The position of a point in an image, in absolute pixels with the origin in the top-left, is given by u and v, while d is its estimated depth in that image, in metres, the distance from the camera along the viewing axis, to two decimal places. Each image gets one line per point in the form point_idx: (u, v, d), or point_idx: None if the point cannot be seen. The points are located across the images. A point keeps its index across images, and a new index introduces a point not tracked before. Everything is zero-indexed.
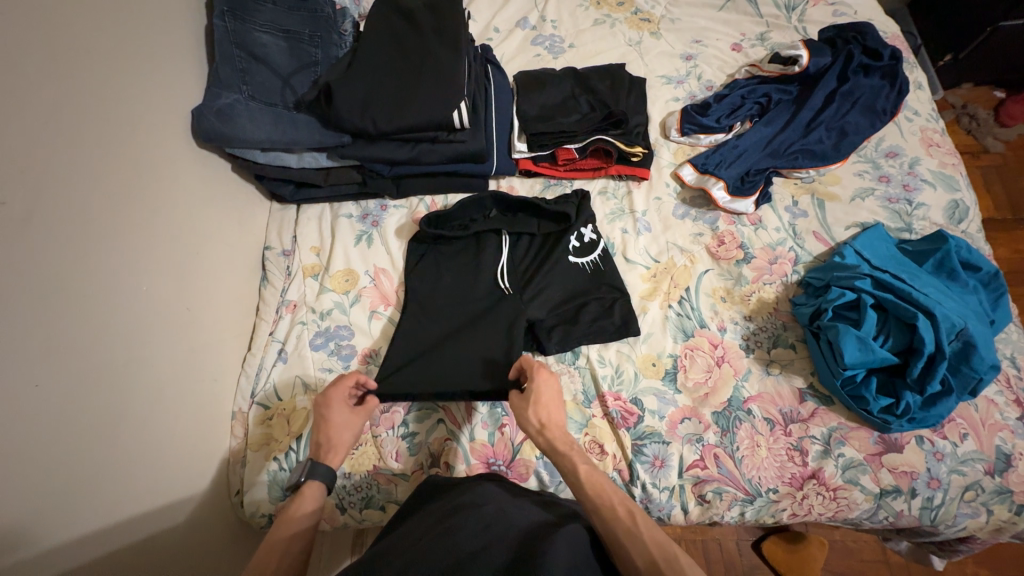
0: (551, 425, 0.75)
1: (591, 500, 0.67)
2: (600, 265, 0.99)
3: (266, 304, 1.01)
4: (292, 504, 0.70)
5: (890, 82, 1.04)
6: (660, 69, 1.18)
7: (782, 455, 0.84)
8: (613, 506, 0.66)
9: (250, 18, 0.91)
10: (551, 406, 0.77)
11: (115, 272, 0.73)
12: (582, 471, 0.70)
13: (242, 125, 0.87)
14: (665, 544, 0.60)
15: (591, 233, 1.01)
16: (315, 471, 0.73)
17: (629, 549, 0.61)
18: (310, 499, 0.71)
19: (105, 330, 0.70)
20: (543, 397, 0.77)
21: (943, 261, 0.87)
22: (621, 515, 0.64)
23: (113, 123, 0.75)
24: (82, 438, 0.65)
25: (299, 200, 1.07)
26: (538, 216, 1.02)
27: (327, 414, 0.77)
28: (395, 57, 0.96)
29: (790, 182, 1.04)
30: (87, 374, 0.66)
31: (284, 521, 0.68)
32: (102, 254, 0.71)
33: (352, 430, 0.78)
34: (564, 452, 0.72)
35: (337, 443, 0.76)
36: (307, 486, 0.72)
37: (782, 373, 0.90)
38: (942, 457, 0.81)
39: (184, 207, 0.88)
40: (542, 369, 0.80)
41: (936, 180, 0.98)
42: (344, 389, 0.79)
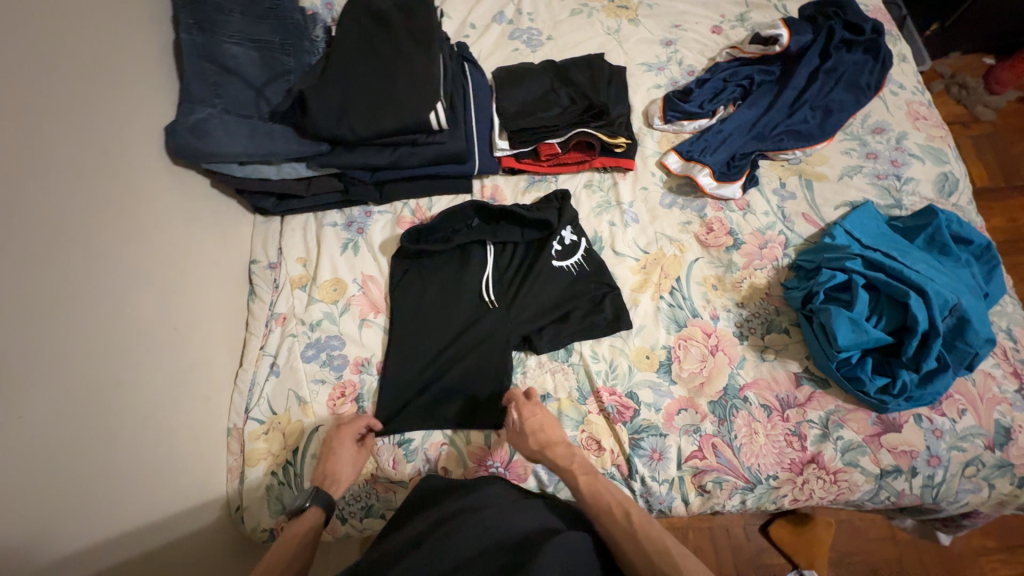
0: (548, 444, 0.80)
1: (591, 502, 0.74)
2: (585, 264, 0.98)
3: (255, 319, 1.00)
4: (293, 526, 0.73)
5: (874, 57, 1.02)
6: (640, 56, 1.16)
7: (780, 441, 0.84)
8: (610, 507, 0.72)
9: (218, 30, 0.88)
10: (547, 428, 0.81)
11: (99, 294, 0.72)
12: (582, 483, 0.76)
13: (218, 140, 0.85)
14: (655, 536, 0.65)
15: (571, 235, 1.00)
16: (316, 498, 0.75)
17: (627, 546, 0.66)
18: (307, 525, 0.73)
19: (93, 354, 0.69)
20: (536, 423, 0.82)
21: (934, 236, 0.86)
22: (617, 514, 0.70)
23: (84, 143, 0.73)
24: (73, 467, 0.64)
25: (283, 212, 1.06)
26: (522, 225, 1.00)
27: (335, 449, 0.82)
28: (368, 61, 0.94)
29: (776, 164, 1.02)
30: (74, 401, 0.65)
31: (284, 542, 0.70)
32: (82, 278, 0.70)
33: (353, 469, 0.83)
34: (567, 465, 0.78)
35: (340, 475, 0.81)
36: (307, 511, 0.75)
37: (777, 358, 0.89)
38: (941, 434, 0.80)
39: (164, 226, 0.87)
40: (527, 402, 0.84)
41: (924, 154, 0.97)
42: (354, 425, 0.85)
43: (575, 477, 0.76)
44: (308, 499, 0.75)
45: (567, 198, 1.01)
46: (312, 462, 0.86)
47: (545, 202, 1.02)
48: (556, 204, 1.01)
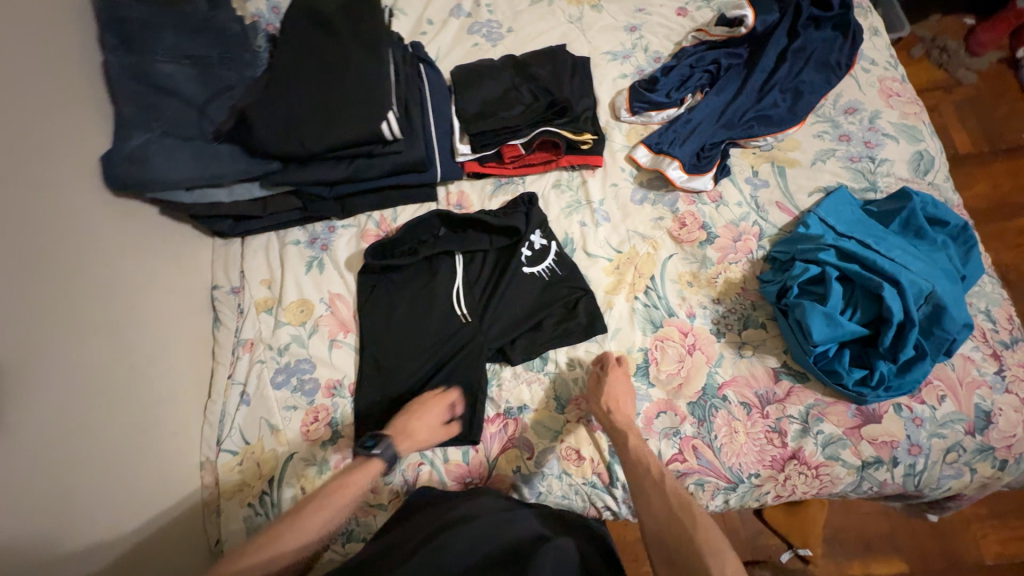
0: (615, 410, 0.81)
1: (631, 459, 0.76)
2: (557, 269, 0.95)
3: (221, 347, 0.96)
4: (357, 468, 0.76)
5: (843, 33, 0.98)
6: (604, 45, 1.11)
7: (761, 439, 0.83)
8: (648, 468, 0.74)
9: (149, 49, 0.83)
10: (623, 401, 0.82)
11: (44, 342, 0.69)
12: (630, 444, 0.77)
13: (158, 167, 0.81)
14: (684, 499, 0.69)
15: (541, 239, 0.97)
16: (385, 451, 0.77)
17: (653, 498, 0.70)
18: (368, 474, 0.76)
19: (41, 406, 0.66)
20: (614, 390, 0.83)
21: (909, 220, 0.84)
22: (655, 473, 0.73)
23: (11, 184, 0.69)
24: (26, 528, 0.61)
25: (240, 233, 1.02)
26: (489, 233, 0.98)
27: (422, 411, 0.83)
28: (313, 70, 0.89)
29: (748, 152, 0.98)
30: (23, 458, 0.62)
31: (348, 484, 0.74)
32: (23, 328, 0.66)
33: (431, 436, 0.82)
34: (625, 430, 0.79)
35: (416, 433, 0.81)
36: (373, 459, 0.77)
37: (755, 354, 0.87)
38: (921, 422, 0.79)
39: (113, 260, 0.84)
40: (618, 369, 0.85)
41: (898, 132, 0.93)
42: (446, 394, 0.85)
43: (625, 435, 0.78)
44: (379, 448, 0.77)
45: (534, 201, 0.99)
46: (289, 492, 0.84)
47: (511, 207, 0.99)
48: (523, 208, 0.98)
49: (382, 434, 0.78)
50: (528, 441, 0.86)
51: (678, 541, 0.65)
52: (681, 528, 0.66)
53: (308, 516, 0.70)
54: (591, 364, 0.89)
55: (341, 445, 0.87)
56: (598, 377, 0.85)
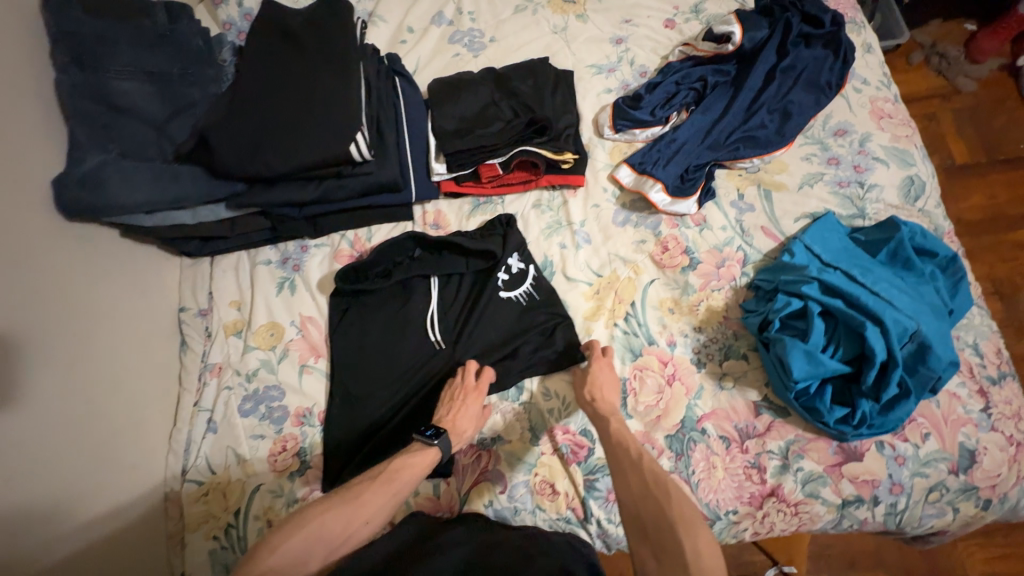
0: (599, 398, 0.79)
1: (612, 442, 0.72)
2: (534, 293, 0.92)
3: (187, 372, 0.94)
4: (416, 451, 0.73)
5: (834, 51, 0.95)
6: (589, 57, 1.07)
7: (739, 474, 0.80)
8: (628, 449, 0.70)
9: (103, 64, 0.79)
10: (607, 389, 0.80)
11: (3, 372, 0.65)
12: (610, 428, 0.74)
13: (113, 191, 0.77)
14: (659, 476, 0.65)
15: (518, 262, 0.94)
16: (443, 441, 0.74)
17: (630, 476, 0.67)
18: (429, 460, 0.72)
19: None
20: (601, 377, 0.81)
21: (897, 251, 0.81)
22: (632, 453, 0.69)
23: None
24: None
25: (209, 253, 0.99)
26: (466, 255, 0.95)
27: (464, 402, 0.81)
28: (279, 89, 0.86)
29: (734, 174, 0.95)
30: None
31: (411, 466, 0.71)
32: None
33: (475, 427, 0.81)
34: (607, 416, 0.76)
35: (461, 428, 0.79)
36: (432, 447, 0.73)
37: (735, 386, 0.85)
38: (903, 460, 0.77)
39: (74, 282, 0.80)
40: (604, 359, 0.84)
41: (889, 156, 0.90)
42: (484, 386, 0.83)
43: (606, 422, 0.75)
44: (437, 437, 0.74)
45: (512, 221, 0.95)
46: (255, 525, 0.82)
47: (488, 229, 0.96)
48: (500, 229, 0.95)
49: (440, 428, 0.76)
50: (501, 474, 0.83)
51: (654, 518, 0.61)
52: (655, 504, 0.62)
53: (369, 498, 0.66)
54: (580, 348, 0.88)
55: (309, 476, 0.85)
56: (586, 368, 0.84)
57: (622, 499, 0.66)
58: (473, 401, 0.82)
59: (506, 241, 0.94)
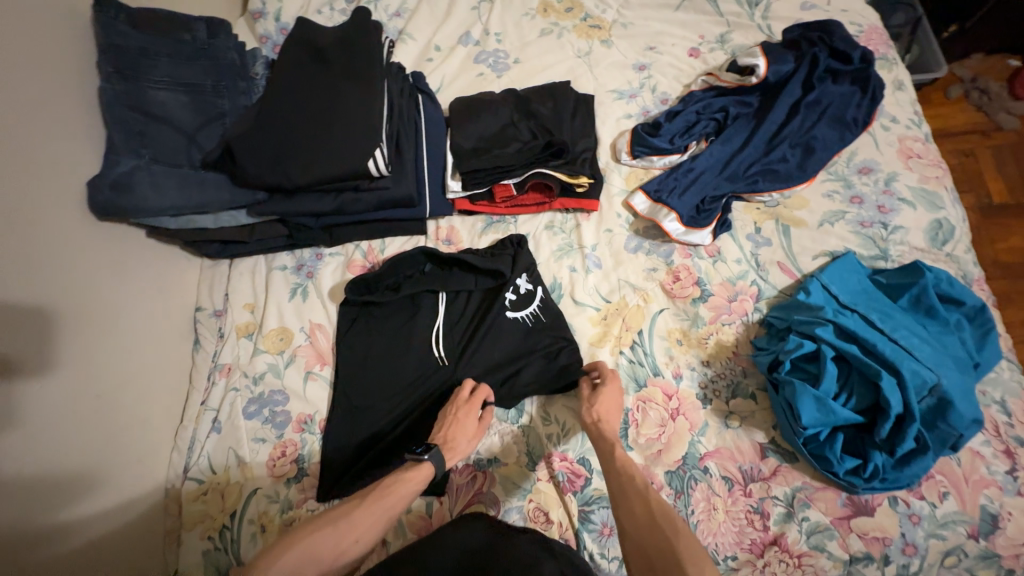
0: (604, 419, 0.77)
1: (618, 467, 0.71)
2: (541, 314, 0.92)
3: (197, 371, 0.96)
4: (409, 469, 0.74)
5: (862, 88, 0.93)
6: (610, 82, 1.08)
7: (740, 519, 0.77)
8: (634, 478, 0.69)
9: (143, 75, 0.85)
10: (613, 413, 0.78)
11: (26, 359, 0.69)
12: (616, 452, 0.73)
13: (142, 195, 0.81)
14: (669, 512, 0.63)
15: (527, 283, 0.93)
16: (434, 456, 0.74)
17: (635, 505, 0.65)
18: (422, 476, 0.73)
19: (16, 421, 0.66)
20: (606, 400, 0.79)
21: (919, 297, 0.77)
22: (639, 483, 0.68)
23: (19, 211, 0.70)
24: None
25: (228, 255, 1.02)
26: (475, 273, 0.95)
27: (458, 416, 0.81)
28: (305, 103, 0.89)
29: (751, 207, 0.93)
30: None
31: (404, 482, 0.71)
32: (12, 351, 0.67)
33: (472, 438, 0.80)
34: (612, 440, 0.75)
35: (456, 442, 0.78)
36: (423, 463, 0.74)
37: (741, 426, 0.82)
38: (918, 520, 0.73)
39: (100, 279, 0.83)
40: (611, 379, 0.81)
41: (916, 198, 0.87)
42: (478, 399, 0.82)
43: (611, 446, 0.74)
44: (427, 453, 0.74)
45: (523, 243, 0.96)
46: (248, 528, 0.83)
47: (499, 248, 0.96)
48: (512, 249, 0.96)
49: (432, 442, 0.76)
50: (495, 496, 0.82)
51: (660, 552, 0.59)
52: (662, 539, 0.60)
53: (358, 518, 0.67)
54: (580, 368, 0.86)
55: (305, 484, 0.86)
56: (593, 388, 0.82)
57: (625, 528, 0.65)
58: (468, 415, 0.81)
59: (516, 261, 0.94)
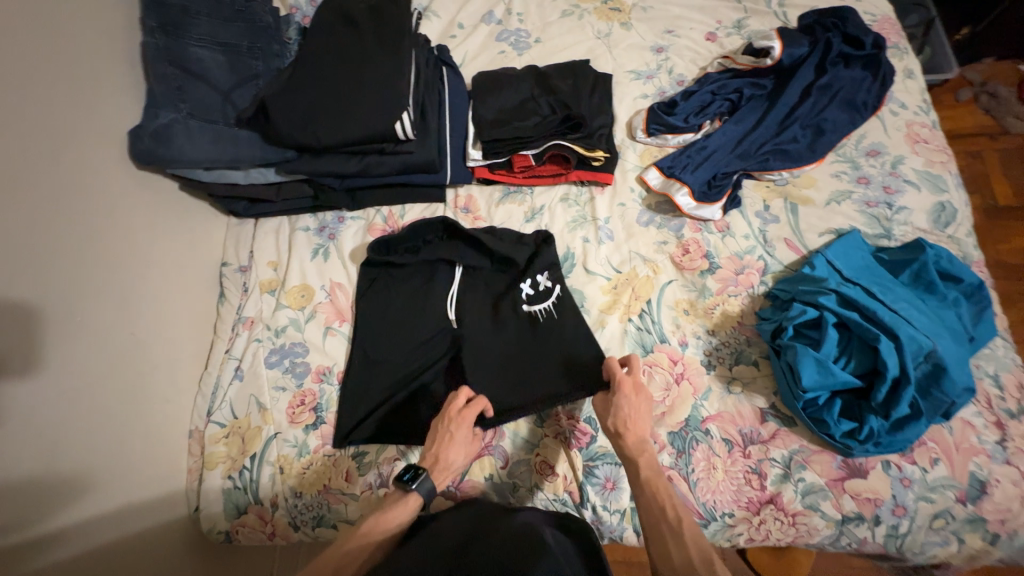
0: (628, 432, 0.75)
1: (645, 492, 0.71)
2: (556, 314, 0.91)
3: (222, 322, 1.00)
4: (396, 503, 0.72)
5: (873, 73, 0.96)
6: (629, 63, 1.11)
7: (739, 478, 0.80)
8: (665, 510, 0.68)
9: (184, 33, 0.89)
10: (636, 421, 0.76)
11: (63, 291, 0.73)
12: (642, 473, 0.72)
13: (178, 146, 0.85)
14: (705, 552, 0.63)
15: (547, 280, 0.93)
16: (422, 484, 0.72)
17: (669, 545, 0.65)
18: (408, 509, 0.71)
19: (53, 349, 0.70)
20: (626, 410, 0.76)
21: (920, 273, 0.80)
22: (671, 517, 0.67)
23: (61, 153, 0.75)
24: (26, 459, 0.65)
25: (255, 215, 1.06)
26: (491, 256, 0.97)
27: (453, 431, 0.78)
28: (335, 66, 0.93)
29: (762, 185, 0.97)
30: (31, 394, 0.67)
31: (389, 519, 0.70)
32: (50, 284, 0.72)
33: (463, 461, 0.78)
34: (635, 458, 0.73)
35: (449, 464, 0.76)
36: (410, 493, 0.72)
37: (743, 392, 0.85)
38: (909, 483, 0.76)
39: (131, 227, 0.88)
40: (627, 378, 0.79)
41: (921, 180, 0.90)
42: (470, 414, 0.80)
43: (637, 466, 0.73)
44: (415, 482, 0.72)
45: (548, 240, 0.96)
46: (267, 470, 0.87)
47: (523, 238, 0.97)
48: (536, 245, 0.96)
49: (413, 464, 0.73)
50: (505, 451, 0.86)
51: None
52: None
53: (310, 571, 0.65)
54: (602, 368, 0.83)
55: (322, 431, 0.89)
56: (609, 398, 0.80)
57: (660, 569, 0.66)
58: (458, 434, 0.78)
59: (536, 259, 0.94)
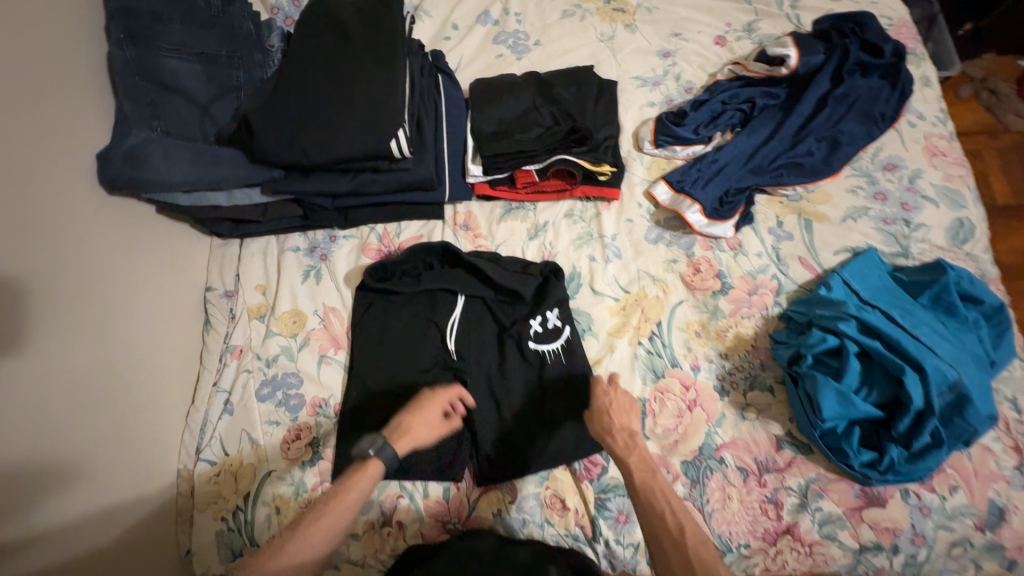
0: (615, 433, 0.74)
1: (642, 496, 0.66)
2: (564, 356, 0.88)
3: (209, 352, 0.94)
4: (357, 471, 0.70)
5: (891, 83, 0.93)
6: (634, 69, 1.05)
7: (755, 509, 0.78)
8: (663, 516, 0.64)
9: (155, 41, 0.81)
10: (622, 415, 0.76)
11: (35, 336, 0.67)
12: (637, 478, 0.68)
13: (153, 167, 0.78)
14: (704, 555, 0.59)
15: (557, 318, 0.89)
16: (382, 451, 0.70)
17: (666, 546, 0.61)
18: (369, 476, 0.69)
19: (28, 400, 0.65)
20: (608, 406, 0.77)
21: (940, 295, 0.78)
22: (668, 521, 0.63)
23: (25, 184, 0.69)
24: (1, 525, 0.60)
25: (240, 235, 1.00)
26: (494, 286, 0.92)
27: (421, 407, 0.77)
28: (325, 78, 0.86)
29: (775, 200, 0.93)
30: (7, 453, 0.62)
31: (349, 489, 0.68)
32: (22, 330, 0.66)
33: (428, 436, 0.75)
34: (626, 459, 0.70)
35: (412, 431, 0.74)
36: (370, 460, 0.70)
37: (758, 418, 0.83)
38: (928, 512, 0.75)
39: (105, 258, 0.81)
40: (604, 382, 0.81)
41: (939, 196, 0.87)
42: (444, 395, 0.79)
43: (629, 467, 0.69)
44: (374, 449, 0.70)
45: (559, 274, 0.92)
46: (263, 510, 0.82)
47: (530, 267, 0.93)
48: (544, 276, 0.92)
49: (377, 433, 0.71)
50: (513, 484, 0.83)
51: None
52: None
53: None
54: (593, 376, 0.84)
55: (320, 467, 0.84)
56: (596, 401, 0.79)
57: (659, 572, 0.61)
58: (426, 409, 0.77)
59: (547, 293, 0.90)
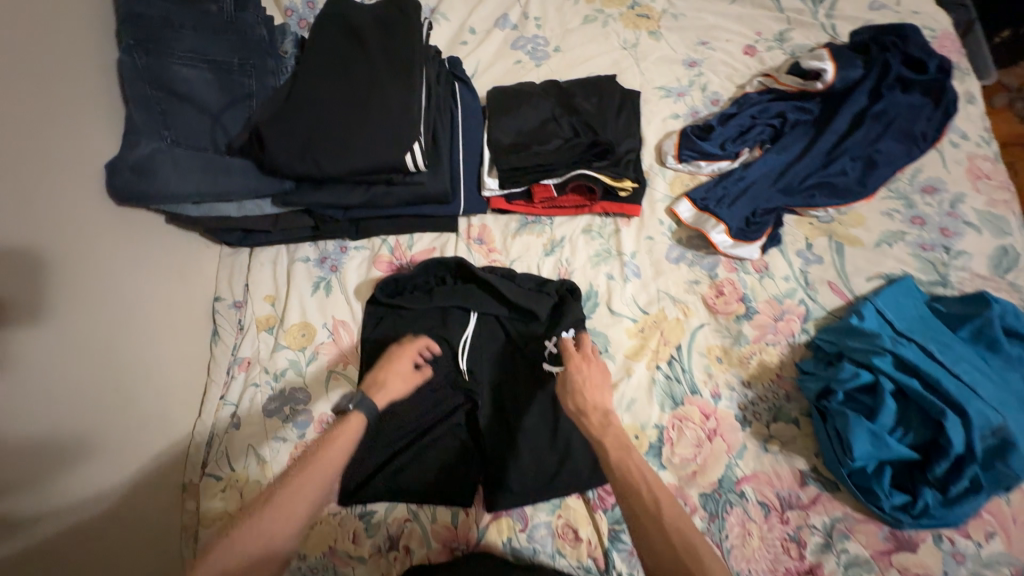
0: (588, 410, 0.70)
1: (618, 477, 0.62)
2: None
3: (217, 364, 0.93)
4: (337, 426, 0.68)
5: (934, 100, 0.88)
6: (658, 78, 1.01)
7: (776, 547, 0.74)
8: (640, 491, 0.60)
9: (167, 49, 0.80)
10: (596, 391, 0.73)
11: (41, 351, 0.66)
12: (610, 453, 0.65)
13: (163, 178, 0.78)
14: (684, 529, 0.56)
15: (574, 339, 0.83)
16: (360, 403, 0.70)
17: (645, 521, 0.58)
18: (350, 429, 0.68)
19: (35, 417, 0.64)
20: (582, 382, 0.73)
21: (982, 329, 0.73)
22: (646, 496, 0.60)
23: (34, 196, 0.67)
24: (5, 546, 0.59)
25: (249, 244, 0.98)
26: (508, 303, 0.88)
27: (392, 361, 0.79)
28: (339, 87, 0.83)
29: (804, 221, 0.89)
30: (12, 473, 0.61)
31: (330, 443, 0.66)
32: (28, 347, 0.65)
33: (403, 387, 0.78)
34: (600, 436, 0.67)
35: (387, 383, 0.76)
36: (350, 414, 0.69)
37: (781, 451, 0.79)
38: (963, 559, 0.70)
39: (113, 268, 0.79)
40: (577, 353, 0.77)
41: (982, 222, 0.83)
42: (412, 346, 0.82)
43: (603, 444, 0.66)
44: (353, 402, 0.70)
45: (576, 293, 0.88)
46: None
47: (546, 284, 0.89)
48: (561, 295, 0.88)
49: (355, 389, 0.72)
50: (524, 511, 0.80)
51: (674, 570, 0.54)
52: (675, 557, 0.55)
53: None
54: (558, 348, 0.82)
55: None
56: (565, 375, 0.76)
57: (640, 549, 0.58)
58: (397, 363, 0.79)
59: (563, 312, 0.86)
